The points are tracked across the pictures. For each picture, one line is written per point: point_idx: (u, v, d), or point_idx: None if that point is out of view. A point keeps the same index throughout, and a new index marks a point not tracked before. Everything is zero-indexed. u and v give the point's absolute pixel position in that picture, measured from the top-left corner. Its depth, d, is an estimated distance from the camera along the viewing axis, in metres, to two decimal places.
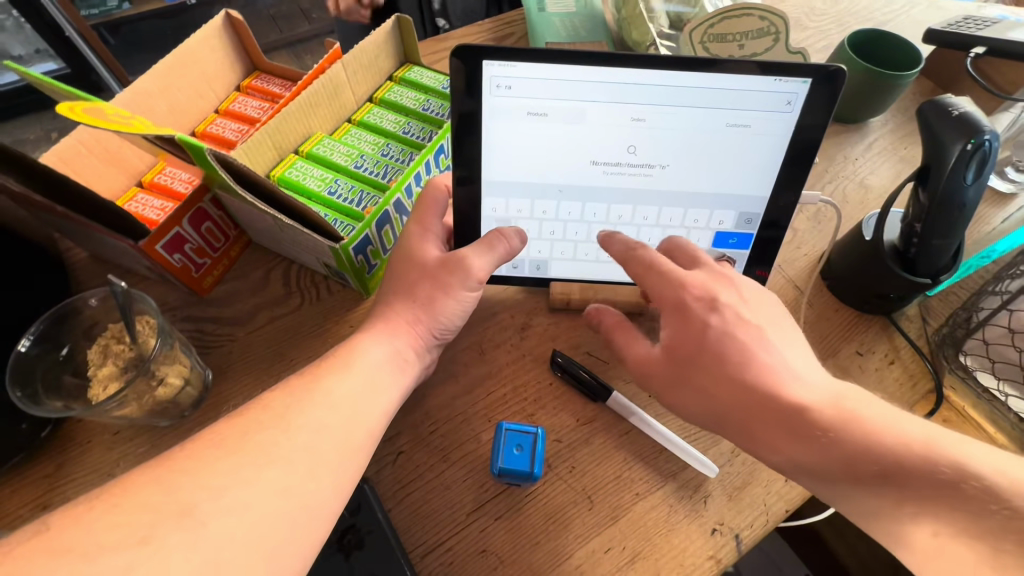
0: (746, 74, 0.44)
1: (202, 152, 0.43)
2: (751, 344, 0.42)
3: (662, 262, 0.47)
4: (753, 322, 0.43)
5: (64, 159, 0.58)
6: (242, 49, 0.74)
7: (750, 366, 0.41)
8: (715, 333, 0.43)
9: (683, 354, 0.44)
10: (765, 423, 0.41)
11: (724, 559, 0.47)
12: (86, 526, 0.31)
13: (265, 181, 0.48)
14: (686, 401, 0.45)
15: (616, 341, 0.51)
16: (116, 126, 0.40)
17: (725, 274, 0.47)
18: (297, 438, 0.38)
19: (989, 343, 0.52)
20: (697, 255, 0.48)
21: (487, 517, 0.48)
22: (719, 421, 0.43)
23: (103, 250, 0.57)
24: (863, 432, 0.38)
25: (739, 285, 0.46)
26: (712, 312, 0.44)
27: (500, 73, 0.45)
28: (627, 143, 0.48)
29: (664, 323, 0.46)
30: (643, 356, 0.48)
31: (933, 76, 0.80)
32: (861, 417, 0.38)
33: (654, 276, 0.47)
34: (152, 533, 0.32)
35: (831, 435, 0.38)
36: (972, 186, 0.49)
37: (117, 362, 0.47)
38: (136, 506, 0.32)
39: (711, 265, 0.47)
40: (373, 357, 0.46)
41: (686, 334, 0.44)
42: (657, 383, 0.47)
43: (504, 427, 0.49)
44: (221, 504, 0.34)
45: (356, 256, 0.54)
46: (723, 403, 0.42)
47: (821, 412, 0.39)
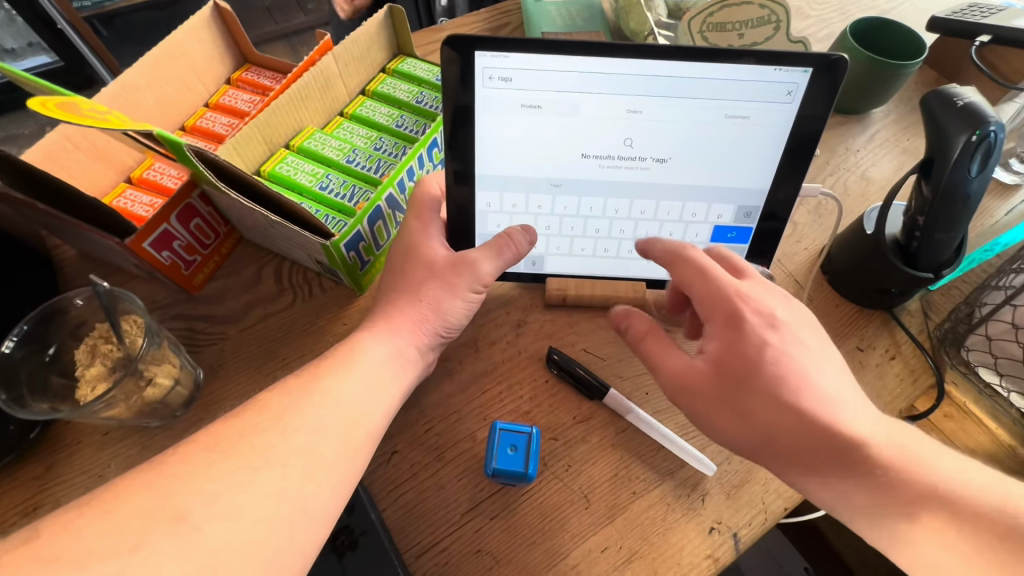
0: (747, 64, 0.43)
1: (180, 148, 0.42)
2: (807, 367, 0.41)
3: (716, 273, 0.45)
4: (808, 345, 0.42)
5: (50, 155, 0.55)
6: (232, 41, 0.73)
7: (807, 389, 0.40)
8: (774, 352, 0.41)
9: (735, 371, 0.42)
10: (818, 451, 0.39)
11: (722, 558, 0.46)
12: (75, 534, 0.30)
13: (261, 185, 0.47)
14: (728, 422, 0.42)
15: (646, 349, 0.48)
16: (92, 121, 0.38)
17: (776, 290, 0.45)
18: (292, 441, 0.37)
19: (992, 338, 0.51)
20: (744, 266, 0.47)
21: (482, 517, 0.47)
22: (765, 446, 0.41)
23: (92, 248, 0.56)
24: (924, 474, 0.37)
25: (791, 304, 0.45)
26: (771, 329, 0.42)
27: (493, 64, 0.44)
28: (624, 136, 0.47)
29: (713, 337, 0.44)
30: (683, 368, 0.45)
31: (936, 65, 0.78)
32: (920, 459, 0.37)
33: (706, 286, 0.45)
34: (144, 539, 0.31)
35: (890, 473, 0.37)
36: (976, 178, 0.48)
37: (105, 362, 0.46)
38: (127, 512, 0.31)
39: (761, 280, 0.46)
40: (375, 355, 0.45)
41: (741, 350, 0.42)
42: (696, 398, 0.44)
43: (498, 427, 0.48)
44: (213, 509, 0.33)
45: (348, 253, 0.53)
46: (777, 426, 0.40)
47: (880, 449, 0.38)
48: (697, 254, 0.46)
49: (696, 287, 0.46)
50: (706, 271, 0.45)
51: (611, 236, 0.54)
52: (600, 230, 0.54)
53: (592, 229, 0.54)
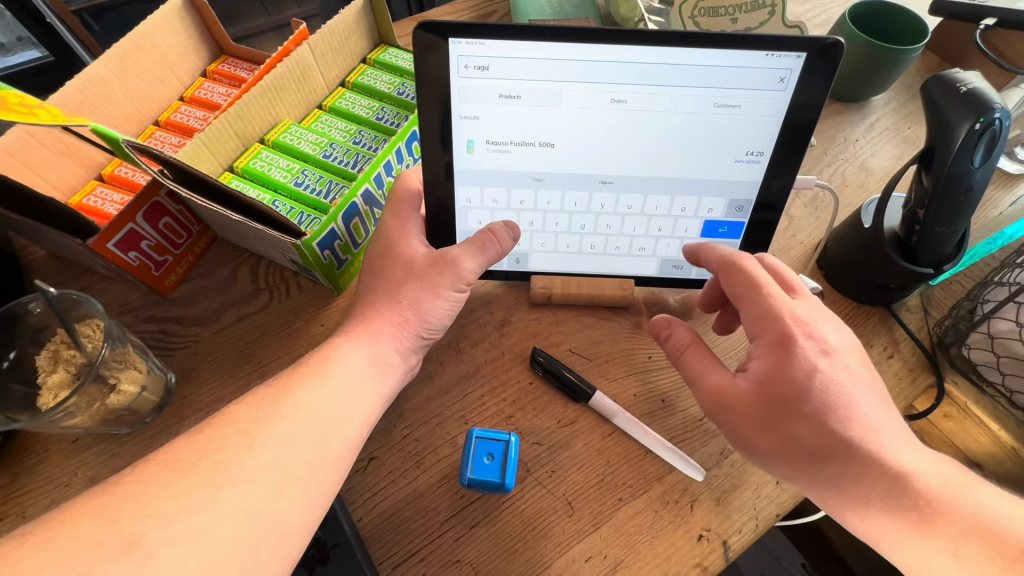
0: (737, 49, 0.40)
1: (117, 142, 0.42)
2: (857, 395, 0.39)
3: (768, 289, 0.42)
4: (860, 373, 0.40)
5: (12, 153, 0.53)
6: (208, 32, 0.70)
7: (855, 419, 0.38)
8: (823, 379, 0.38)
9: (780, 394, 0.39)
10: (862, 482, 0.37)
11: (712, 567, 0.44)
12: (16, 564, 0.27)
13: (225, 186, 0.46)
14: (769, 444, 0.40)
15: (684, 360, 0.46)
16: (22, 118, 0.36)
17: (827, 314, 0.43)
18: (259, 456, 0.35)
19: (995, 337, 0.48)
20: (794, 283, 0.44)
21: (463, 526, 0.45)
22: (807, 471, 0.39)
23: (59, 249, 0.54)
24: (971, 509, 0.35)
25: (843, 329, 0.42)
26: (823, 355, 0.40)
27: (468, 51, 0.41)
28: (611, 128, 0.45)
29: (759, 356, 0.41)
30: (725, 385, 0.42)
31: (938, 50, 0.76)
32: (967, 496, 0.36)
33: (755, 302, 0.42)
34: (92, 568, 0.28)
35: (936, 507, 0.35)
36: (980, 169, 0.45)
37: (68, 367, 0.44)
38: (72, 539, 0.29)
39: (811, 299, 0.43)
40: (351, 361, 0.42)
41: (788, 374, 0.39)
42: (738, 418, 0.42)
43: (475, 435, 0.47)
44: (172, 531, 0.30)
45: (323, 252, 0.50)
46: (822, 452, 0.38)
47: (926, 481, 0.36)
48: (750, 266, 0.44)
49: (744, 301, 0.43)
50: (757, 286, 0.43)
51: (597, 232, 0.52)
52: (585, 227, 0.51)
53: (578, 225, 0.51)
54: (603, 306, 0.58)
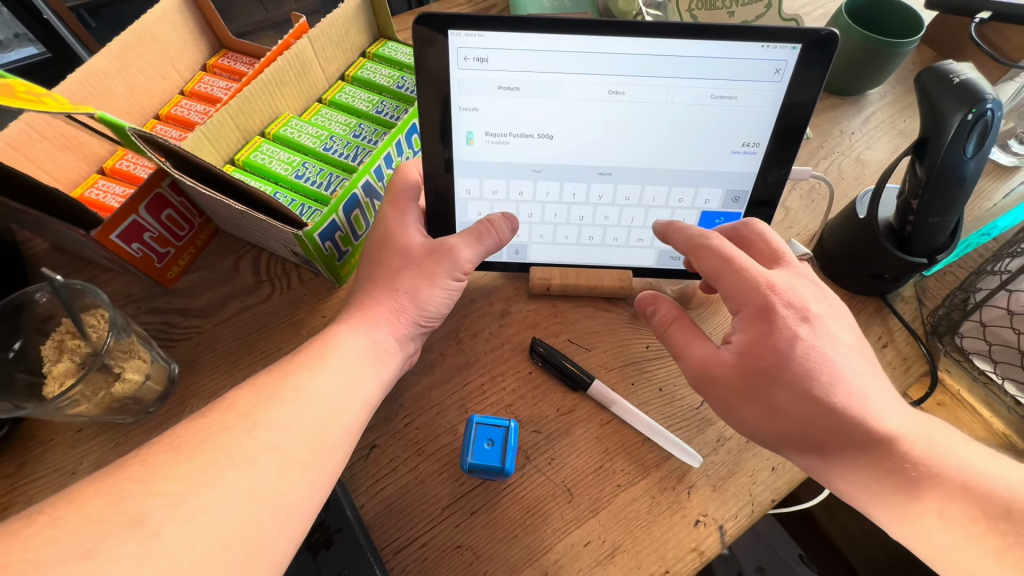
0: (732, 40, 0.41)
1: (123, 130, 0.42)
2: (840, 361, 0.39)
3: (744, 263, 0.43)
4: (843, 340, 0.40)
5: (14, 146, 0.53)
6: (207, 26, 0.70)
7: (839, 384, 0.38)
8: (804, 347, 0.39)
9: (761, 365, 0.40)
10: (847, 446, 0.38)
11: (708, 551, 0.45)
12: (26, 541, 0.28)
13: (212, 167, 0.46)
14: (754, 414, 0.41)
15: (671, 334, 0.47)
16: (28, 104, 0.36)
17: (809, 281, 0.43)
18: (261, 438, 0.36)
19: (987, 325, 0.50)
20: (780, 253, 0.45)
21: (463, 512, 0.46)
22: (792, 439, 0.40)
23: (61, 240, 0.55)
24: (956, 469, 0.35)
25: (826, 296, 0.43)
26: (803, 323, 0.40)
27: (467, 43, 0.42)
28: (606, 119, 0.45)
29: (741, 328, 0.42)
30: (708, 357, 0.44)
31: (934, 44, 0.76)
32: (953, 456, 0.36)
33: (732, 277, 0.43)
34: (99, 544, 0.28)
35: (922, 469, 0.36)
36: (972, 159, 0.46)
37: (73, 357, 0.45)
38: (80, 517, 0.29)
39: (793, 267, 0.44)
40: (351, 349, 0.43)
41: (770, 344, 0.40)
42: (723, 389, 0.43)
43: (475, 421, 0.48)
44: (176, 510, 0.31)
45: (323, 243, 0.51)
46: (804, 417, 0.39)
47: (912, 444, 0.37)
48: (719, 243, 0.44)
49: (720, 278, 0.44)
50: (731, 261, 0.43)
51: (595, 223, 0.52)
52: (583, 218, 0.52)
53: (575, 216, 0.52)
54: (601, 297, 0.58)
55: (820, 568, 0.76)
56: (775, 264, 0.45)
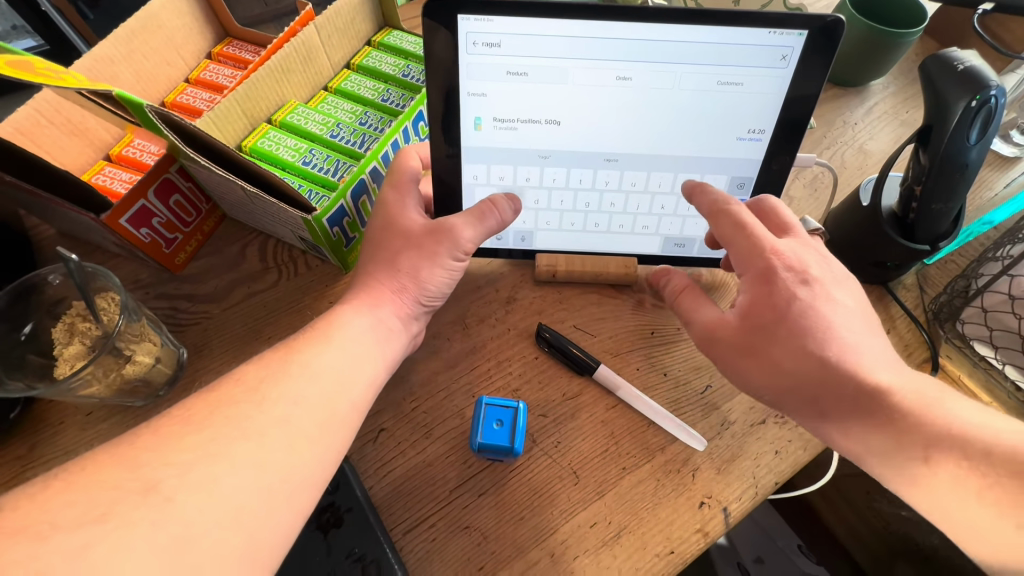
0: (740, 27, 0.41)
1: (140, 109, 0.40)
2: (840, 321, 0.40)
3: (756, 228, 0.43)
4: (843, 302, 0.41)
5: (22, 132, 0.54)
6: (212, 14, 0.70)
7: (834, 341, 0.39)
8: (802, 306, 0.40)
9: (760, 322, 0.42)
10: (840, 403, 0.39)
11: (713, 532, 0.46)
12: (42, 504, 0.28)
13: (221, 144, 0.45)
14: (753, 370, 0.43)
15: (682, 302, 0.49)
16: (45, 80, 0.36)
17: (815, 250, 0.44)
18: (270, 411, 0.36)
19: (988, 310, 0.51)
20: (790, 224, 0.46)
21: (471, 494, 0.47)
22: (789, 395, 0.41)
23: (70, 226, 0.55)
24: (944, 417, 0.36)
25: (830, 263, 0.44)
26: (803, 285, 0.41)
27: (476, 28, 0.42)
28: (614, 104, 0.46)
29: (743, 289, 0.44)
30: (714, 321, 0.46)
31: (937, 36, 0.77)
32: (943, 408, 0.36)
33: (742, 241, 0.44)
34: (112, 509, 0.29)
35: (909, 418, 0.36)
36: (975, 147, 0.46)
37: (83, 340, 0.45)
38: (92, 483, 0.30)
39: (802, 238, 0.45)
40: (355, 328, 0.44)
41: (770, 303, 0.41)
42: (725, 349, 0.44)
43: (484, 402, 0.48)
44: (185, 478, 0.31)
45: (332, 228, 0.51)
46: (799, 372, 0.40)
47: (903, 397, 0.37)
48: (739, 208, 0.45)
49: (728, 240, 0.45)
50: (744, 225, 0.44)
51: (601, 209, 0.53)
52: (589, 204, 0.52)
53: (581, 202, 0.52)
54: (606, 284, 0.59)
55: (819, 558, 0.77)
56: (784, 234, 0.46)
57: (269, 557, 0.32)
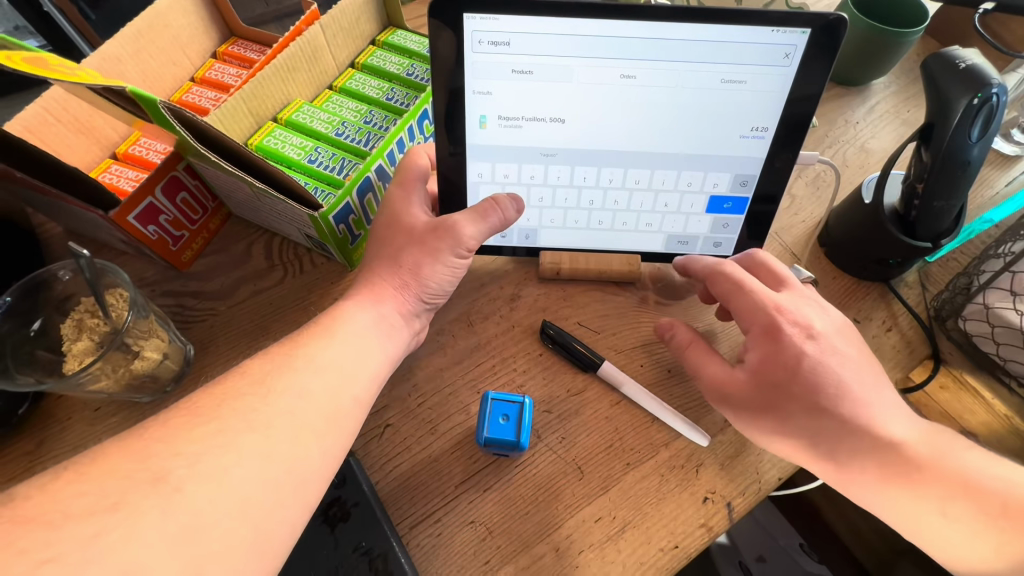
0: (743, 24, 0.42)
1: (155, 105, 0.40)
2: (848, 375, 0.42)
3: (753, 285, 0.46)
4: (847, 353, 0.43)
5: (31, 129, 0.54)
6: (218, 13, 0.71)
7: (846, 395, 0.41)
8: (811, 362, 0.42)
9: (773, 381, 0.43)
10: (859, 454, 0.40)
11: (716, 527, 0.46)
12: (54, 493, 0.29)
13: (233, 142, 0.45)
14: (768, 427, 0.43)
15: (688, 356, 0.49)
16: (58, 75, 0.37)
17: (812, 300, 0.46)
18: (275, 404, 0.36)
19: (990, 308, 0.50)
20: (783, 277, 0.48)
21: (476, 489, 0.47)
22: (806, 449, 0.42)
23: (77, 223, 0.55)
24: (960, 470, 0.38)
25: (828, 314, 0.45)
26: (810, 340, 0.43)
27: (482, 27, 0.42)
28: (618, 103, 0.46)
29: (751, 348, 0.45)
30: (723, 377, 0.46)
31: (937, 35, 0.77)
32: (958, 459, 0.39)
33: (742, 300, 0.46)
34: (124, 498, 0.29)
35: (929, 472, 0.38)
36: (976, 144, 0.47)
37: (92, 336, 0.45)
38: (104, 473, 0.30)
39: (797, 289, 0.47)
40: (359, 323, 0.44)
41: (780, 361, 0.43)
42: (738, 406, 0.45)
43: (490, 397, 0.48)
44: (194, 469, 0.31)
45: (337, 226, 0.52)
46: (816, 428, 0.41)
47: (917, 448, 0.39)
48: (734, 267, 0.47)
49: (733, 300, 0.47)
50: (740, 284, 0.46)
51: (605, 207, 0.53)
52: (593, 202, 0.53)
53: (585, 200, 0.53)
54: (610, 281, 0.59)
55: (820, 557, 0.77)
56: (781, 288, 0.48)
57: (276, 549, 0.33)
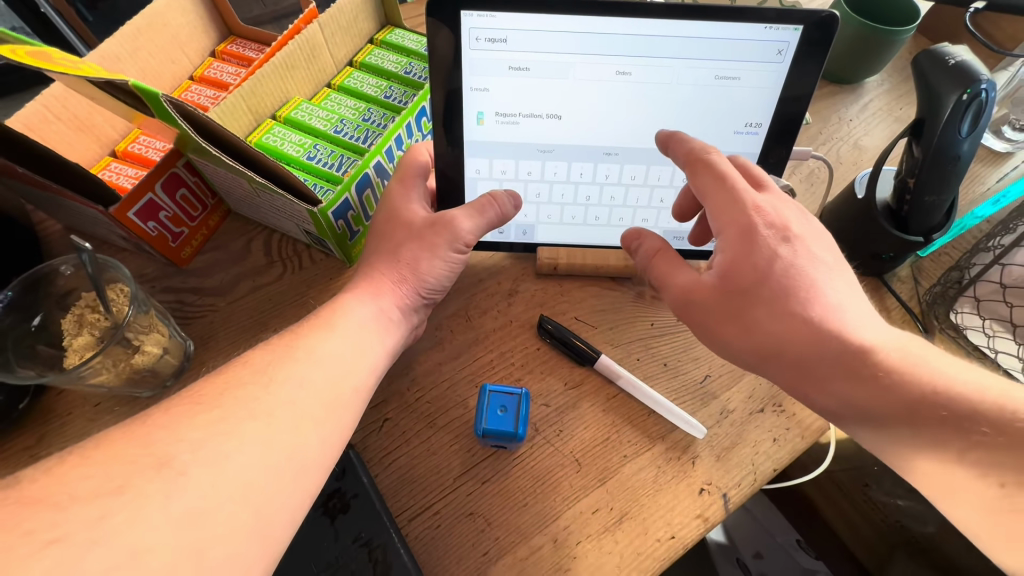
0: (739, 21, 0.42)
1: (157, 99, 0.40)
2: (821, 280, 0.39)
3: (735, 180, 0.42)
4: (822, 258, 0.40)
5: (31, 127, 0.55)
6: (217, 12, 0.71)
7: (817, 301, 0.39)
8: (784, 265, 0.39)
9: (742, 283, 0.40)
10: (823, 358, 0.38)
11: (713, 518, 0.46)
12: (59, 478, 0.29)
13: (234, 136, 0.45)
14: (734, 335, 0.42)
15: (653, 263, 0.48)
16: (63, 69, 0.38)
17: (793, 203, 0.43)
18: (276, 393, 0.37)
19: (981, 299, 0.53)
20: (764, 178, 0.44)
21: (475, 481, 0.47)
22: (769, 356, 0.41)
23: (76, 220, 0.56)
24: (927, 376, 0.37)
25: (807, 218, 0.42)
26: (784, 242, 0.40)
27: (480, 24, 0.43)
28: (614, 98, 0.47)
29: (722, 248, 0.42)
30: (691, 284, 0.44)
31: (929, 33, 0.78)
32: (927, 365, 0.37)
33: (720, 195, 0.42)
34: (129, 482, 0.29)
35: (894, 376, 0.37)
36: (967, 139, 0.48)
37: (92, 331, 0.46)
38: (110, 457, 0.30)
39: (777, 190, 0.43)
40: (357, 315, 0.44)
41: (751, 261, 0.40)
42: (703, 313, 0.43)
43: (488, 389, 0.49)
44: (197, 454, 0.32)
45: (336, 221, 0.52)
46: (783, 333, 0.39)
47: (887, 354, 0.37)
48: (717, 159, 0.43)
49: (707, 197, 0.43)
50: (723, 177, 0.42)
51: (601, 202, 0.54)
52: (590, 197, 0.53)
53: (582, 195, 0.53)
54: (606, 277, 0.60)
55: (817, 553, 0.77)
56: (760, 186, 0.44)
57: (278, 534, 0.33)
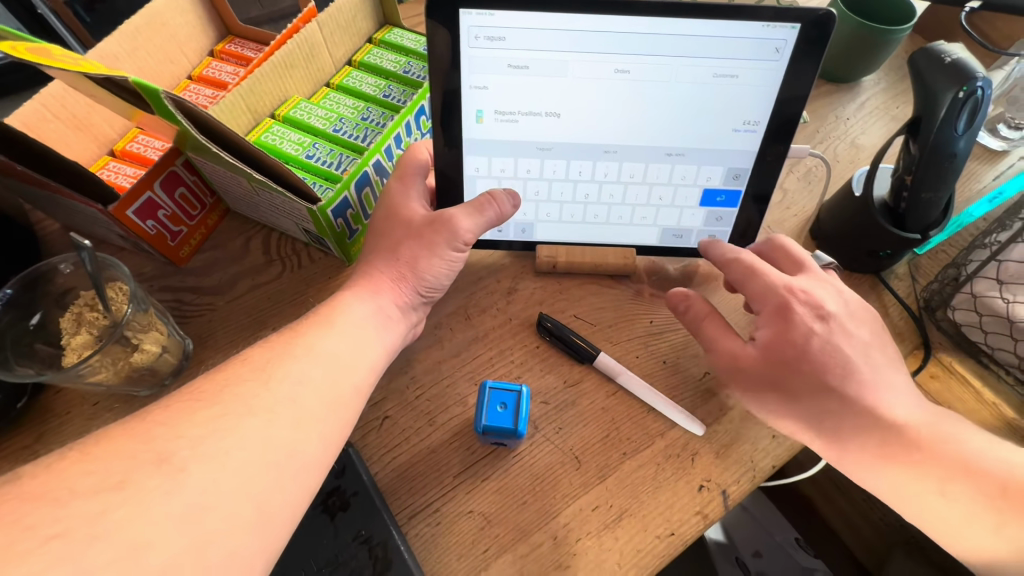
0: (736, 19, 0.42)
1: (157, 96, 0.40)
2: (856, 358, 0.44)
3: (765, 269, 0.48)
4: (858, 335, 0.45)
5: (29, 126, 0.54)
6: (215, 11, 0.71)
7: (852, 377, 0.43)
8: (820, 343, 0.44)
9: (783, 358, 0.45)
10: (859, 431, 0.42)
11: (712, 515, 0.47)
12: (59, 474, 0.29)
13: (234, 134, 0.45)
14: (774, 401, 0.46)
15: (700, 326, 0.50)
16: (63, 65, 0.38)
17: (829, 284, 0.48)
18: (276, 390, 0.37)
19: (977, 296, 0.51)
20: (802, 262, 0.50)
21: (474, 478, 0.47)
22: (806, 422, 0.44)
23: (75, 219, 0.56)
24: (959, 452, 0.40)
25: (842, 297, 0.48)
26: (819, 320, 0.45)
27: (478, 22, 0.43)
28: (612, 96, 0.47)
29: (764, 325, 0.47)
30: (736, 352, 0.48)
31: (925, 33, 0.79)
32: (959, 442, 0.40)
33: (757, 281, 0.48)
34: (129, 477, 0.29)
35: (928, 453, 0.40)
36: (963, 136, 0.48)
37: (91, 329, 0.46)
38: (110, 453, 0.30)
39: (815, 273, 0.49)
40: (356, 313, 0.44)
41: (790, 338, 0.45)
42: (745, 380, 0.47)
43: (488, 386, 0.49)
44: (197, 450, 0.32)
45: (336, 220, 0.52)
46: (821, 403, 0.43)
47: (919, 430, 0.41)
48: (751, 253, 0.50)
49: (746, 283, 0.49)
50: (754, 267, 0.48)
51: (600, 201, 0.54)
52: (589, 196, 0.53)
53: (581, 194, 0.53)
54: (605, 275, 0.60)
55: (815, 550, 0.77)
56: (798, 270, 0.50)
57: (279, 530, 0.33)
